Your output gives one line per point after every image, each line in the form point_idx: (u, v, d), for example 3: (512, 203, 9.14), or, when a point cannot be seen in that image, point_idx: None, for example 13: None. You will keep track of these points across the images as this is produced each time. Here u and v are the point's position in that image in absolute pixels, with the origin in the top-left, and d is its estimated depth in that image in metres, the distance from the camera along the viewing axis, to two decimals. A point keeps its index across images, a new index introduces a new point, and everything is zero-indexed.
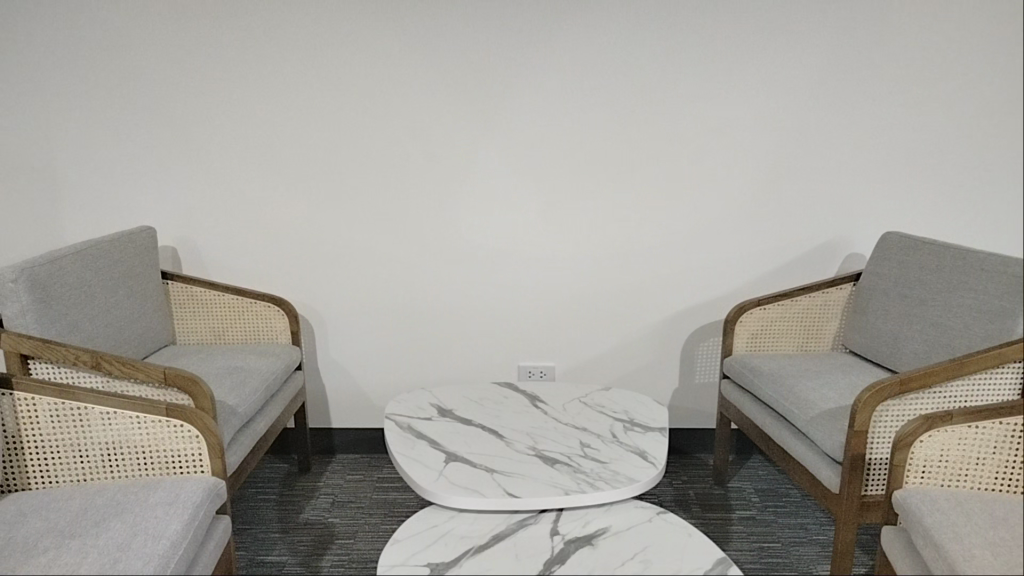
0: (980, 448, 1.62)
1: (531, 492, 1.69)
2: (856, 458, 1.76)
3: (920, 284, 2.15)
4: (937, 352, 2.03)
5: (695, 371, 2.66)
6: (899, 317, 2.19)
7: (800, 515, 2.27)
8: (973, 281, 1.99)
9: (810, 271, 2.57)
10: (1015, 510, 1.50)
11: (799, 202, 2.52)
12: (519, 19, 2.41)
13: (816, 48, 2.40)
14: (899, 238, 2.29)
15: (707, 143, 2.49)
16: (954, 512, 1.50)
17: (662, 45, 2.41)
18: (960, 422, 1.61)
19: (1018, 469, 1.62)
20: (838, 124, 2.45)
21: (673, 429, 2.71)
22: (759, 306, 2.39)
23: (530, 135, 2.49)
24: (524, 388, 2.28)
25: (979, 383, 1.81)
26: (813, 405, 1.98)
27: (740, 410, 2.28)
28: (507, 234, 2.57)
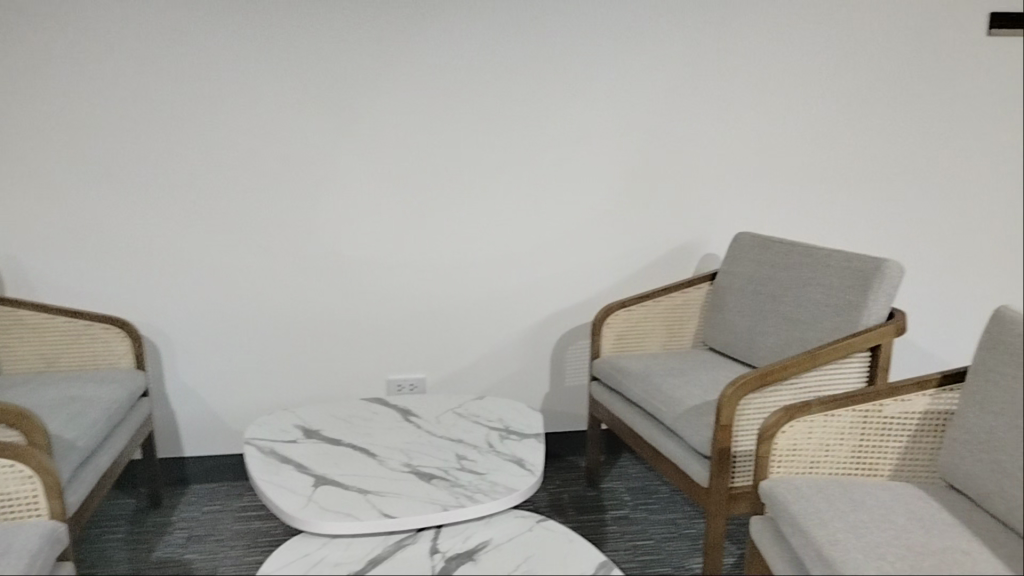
0: (837, 434, 1.70)
1: (408, 510, 1.62)
2: (723, 451, 1.80)
3: (772, 281, 2.25)
4: (789, 345, 2.13)
5: (565, 374, 2.66)
6: (753, 313, 2.27)
7: (670, 510, 2.31)
8: (818, 277, 2.11)
9: (670, 271, 2.65)
10: (869, 492, 1.59)
11: (659, 203, 2.58)
12: (378, 20, 2.33)
13: (670, 53, 2.47)
14: (751, 238, 2.39)
15: (570, 146, 2.50)
16: (818, 498, 1.56)
17: (523, 49, 2.41)
18: (817, 411, 1.68)
19: (872, 452, 1.70)
20: (693, 127, 2.54)
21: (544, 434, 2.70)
22: (624, 308, 2.42)
23: (392, 139, 2.42)
24: (395, 402, 2.20)
25: (830, 372, 1.91)
26: (680, 402, 2.02)
27: (610, 411, 2.29)
28: (371, 241, 2.48)
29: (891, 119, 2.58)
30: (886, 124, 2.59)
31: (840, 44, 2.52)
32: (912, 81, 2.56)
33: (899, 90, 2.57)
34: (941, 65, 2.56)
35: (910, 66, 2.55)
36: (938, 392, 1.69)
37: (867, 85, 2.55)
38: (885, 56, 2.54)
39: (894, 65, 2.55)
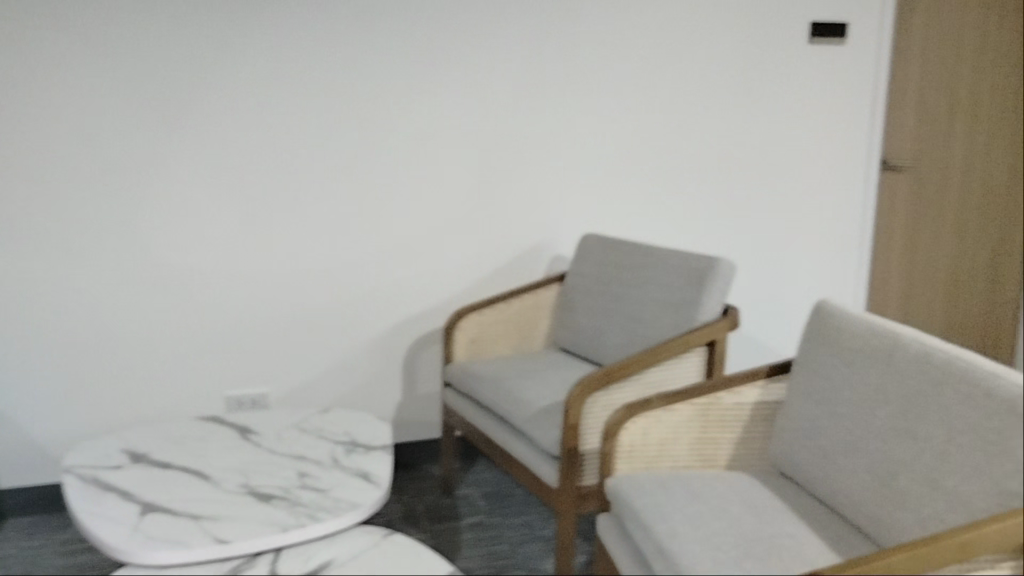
0: (678, 429, 1.72)
1: (244, 534, 1.53)
2: (571, 451, 1.78)
3: (618, 280, 2.25)
4: (635, 344, 2.14)
5: (417, 381, 2.56)
6: (601, 314, 2.25)
7: (525, 512, 2.29)
8: (658, 276, 2.15)
9: (520, 272, 2.57)
10: (708, 485, 1.62)
11: (508, 203, 2.51)
12: (207, 15, 2.20)
13: (514, 52, 2.42)
14: (598, 239, 2.36)
15: (415, 146, 2.41)
16: (660, 493, 1.58)
17: (363, 47, 2.32)
18: (659, 407, 1.70)
19: (711, 445, 1.74)
20: (539, 127, 2.48)
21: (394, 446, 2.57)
22: (476, 311, 2.31)
23: (225, 139, 2.28)
24: (233, 419, 2.09)
25: (671, 368, 1.95)
26: (530, 404, 1.97)
27: (463, 418, 2.20)
28: (204, 248, 2.32)
29: (733, 118, 2.61)
30: (728, 123, 2.61)
31: (682, 45, 2.53)
32: (751, 81, 2.60)
33: (735, 93, 2.59)
34: (778, 66, 2.60)
35: (749, 65, 2.58)
36: (768, 383, 1.75)
37: (710, 84, 2.57)
38: (724, 57, 2.56)
39: (734, 65, 2.57)
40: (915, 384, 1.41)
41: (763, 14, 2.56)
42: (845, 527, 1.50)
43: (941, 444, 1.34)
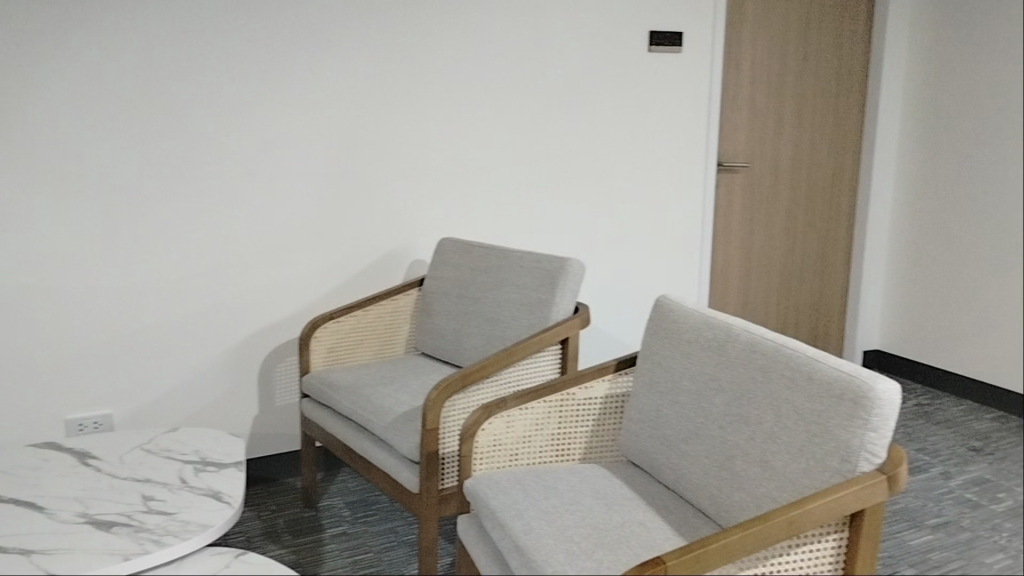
0: (532, 427, 1.76)
1: (80, 566, 1.44)
2: (431, 455, 1.78)
3: (473, 283, 2.24)
4: (493, 344, 2.13)
5: (274, 394, 2.45)
6: (457, 318, 2.23)
7: (390, 518, 2.24)
8: (512, 278, 2.15)
9: (376, 278, 2.52)
10: (563, 478, 1.63)
11: (361, 207, 2.46)
12: (20, 11, 2.03)
13: (360, 54, 2.38)
14: (452, 244, 2.34)
15: (261, 150, 2.31)
16: (515, 490, 1.58)
17: (200, 46, 2.21)
18: (512, 406, 1.73)
19: (565, 440, 1.79)
20: (390, 129, 2.45)
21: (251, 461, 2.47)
22: (332, 319, 2.26)
23: (48, 144, 2.10)
24: (70, 445, 1.95)
25: (527, 367, 1.97)
26: (389, 410, 1.94)
27: (322, 428, 2.15)
28: (30, 262, 2.14)
29: (579, 121, 2.70)
30: (575, 127, 2.70)
31: (527, 49, 2.58)
32: (595, 85, 2.69)
33: (579, 97, 2.68)
34: (619, 70, 2.72)
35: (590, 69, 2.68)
36: (616, 376, 1.79)
37: (558, 88, 2.65)
38: (568, 62, 2.64)
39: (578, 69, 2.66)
40: (744, 372, 1.48)
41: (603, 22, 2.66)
42: (687, 508, 1.53)
43: (769, 426, 1.39)
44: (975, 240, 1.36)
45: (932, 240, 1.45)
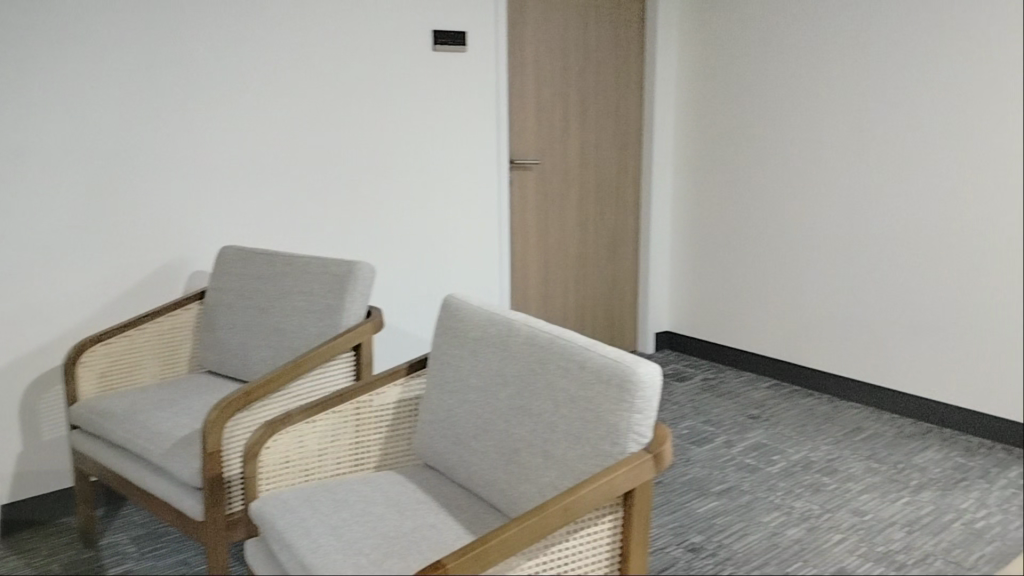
0: (323, 439, 1.70)
1: None
2: (213, 479, 1.68)
3: (259, 292, 2.13)
4: (282, 356, 2.03)
5: (41, 427, 2.22)
6: (244, 331, 2.12)
7: (182, 549, 2.09)
8: (299, 284, 2.06)
9: (155, 294, 2.34)
10: (353, 488, 1.58)
11: (135, 219, 2.28)
12: None
13: (125, 56, 2.20)
14: (233, 251, 2.23)
15: (12, 161, 2.08)
16: (302, 508, 1.50)
17: None
18: (299, 420, 1.66)
19: (359, 449, 1.74)
20: (164, 135, 2.29)
21: (14, 504, 2.21)
22: (101, 341, 2.08)
23: None
24: None
25: (319, 376, 1.90)
26: (167, 436, 1.81)
27: (96, 460, 1.97)
28: None
29: (372, 121, 2.61)
30: (369, 128, 2.61)
31: (314, 49, 2.48)
32: (388, 85, 2.62)
33: (371, 95, 2.59)
34: (413, 69, 2.66)
35: (381, 67, 2.60)
36: (408, 379, 1.76)
37: (348, 87, 2.55)
38: (360, 62, 2.56)
39: (370, 68, 2.58)
40: (525, 368, 1.48)
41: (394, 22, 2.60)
42: (479, 504, 1.53)
43: (548, 417, 1.41)
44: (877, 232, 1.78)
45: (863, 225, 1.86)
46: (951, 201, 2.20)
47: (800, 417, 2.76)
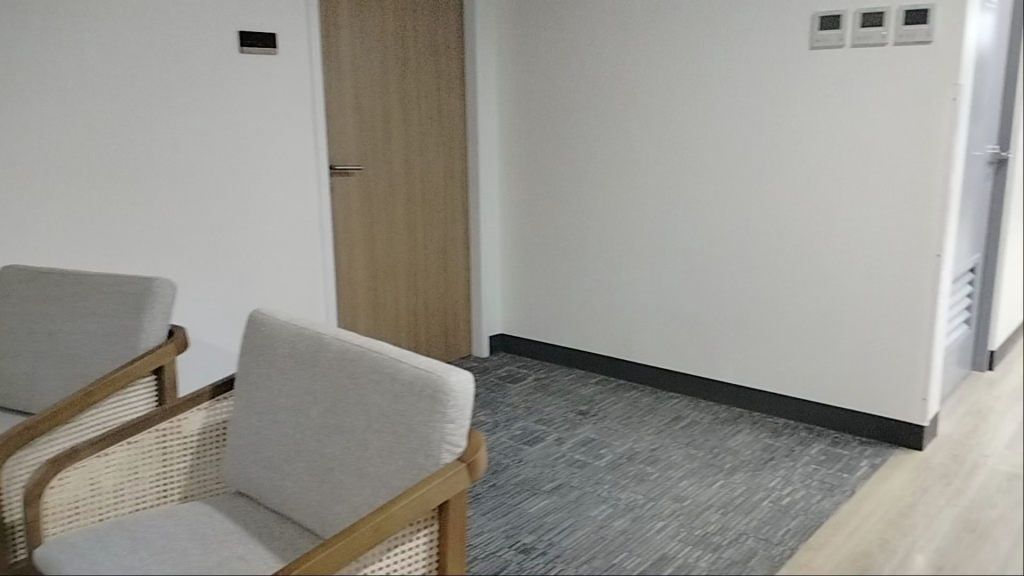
0: (121, 472, 1.58)
1: None
2: None
3: (47, 315, 1.94)
4: (74, 383, 1.86)
5: None
6: (30, 357, 1.92)
7: None
8: (92, 305, 1.90)
9: None
10: (154, 524, 1.46)
11: None
12: None
13: None
14: (16, 270, 2.02)
15: None
16: (94, 550, 1.37)
17: None
18: (88, 455, 1.53)
19: (165, 478, 1.62)
20: None
21: None
22: None
23: None
24: None
25: (117, 404, 1.77)
26: None
27: None
28: None
29: (189, 124, 2.41)
30: (184, 131, 2.41)
31: (117, 44, 2.25)
32: (202, 84, 2.43)
33: (184, 94, 2.39)
34: (230, 68, 2.48)
35: (196, 65, 2.41)
36: (213, 403, 1.65)
37: (158, 85, 2.34)
38: (172, 59, 2.36)
39: (184, 66, 2.38)
40: (332, 381, 1.44)
41: (208, 17, 2.42)
42: (293, 529, 1.46)
43: (360, 433, 1.37)
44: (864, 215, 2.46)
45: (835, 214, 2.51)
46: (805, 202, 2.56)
47: (625, 410, 2.87)
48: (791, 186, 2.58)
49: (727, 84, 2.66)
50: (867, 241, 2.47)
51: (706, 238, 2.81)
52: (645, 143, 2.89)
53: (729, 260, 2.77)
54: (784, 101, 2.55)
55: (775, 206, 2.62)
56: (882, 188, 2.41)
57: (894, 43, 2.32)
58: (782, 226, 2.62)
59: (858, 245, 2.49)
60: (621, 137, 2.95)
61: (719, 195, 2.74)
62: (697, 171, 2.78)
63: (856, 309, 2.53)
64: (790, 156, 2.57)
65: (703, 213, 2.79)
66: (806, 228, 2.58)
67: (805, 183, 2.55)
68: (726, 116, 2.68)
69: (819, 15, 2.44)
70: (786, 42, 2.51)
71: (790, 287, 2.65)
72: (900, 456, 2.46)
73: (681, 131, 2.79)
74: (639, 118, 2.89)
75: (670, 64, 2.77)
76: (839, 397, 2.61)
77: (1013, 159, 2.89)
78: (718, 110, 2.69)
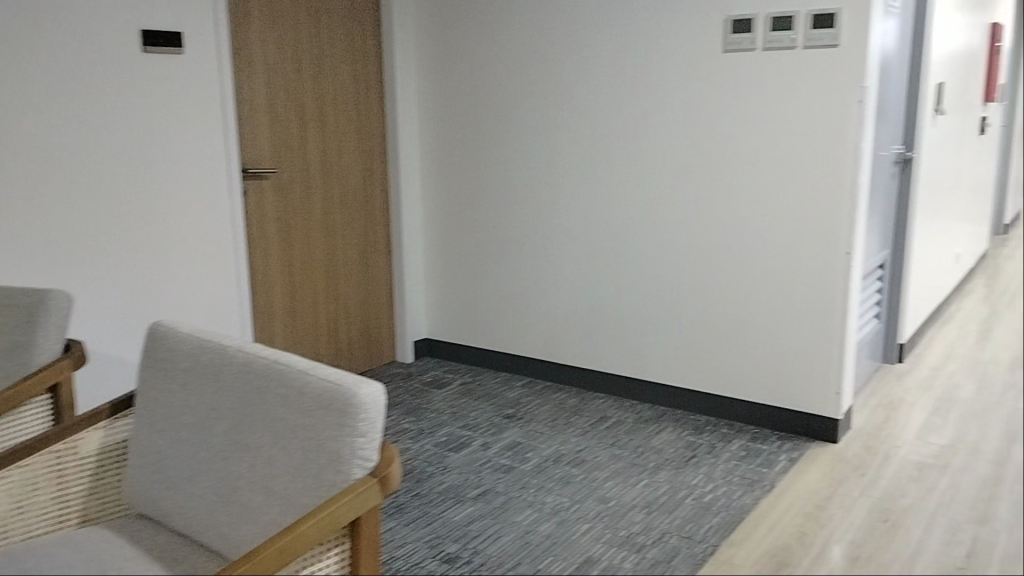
0: (12, 497, 1.49)
1: None
2: None
3: None
4: None
5: None
6: None
7: None
8: None
9: None
10: (47, 553, 1.37)
11: None
12: None
13: None
14: None
15: None
16: None
17: None
18: None
19: (63, 503, 1.53)
20: None
21: None
22: None
23: None
24: None
25: (8, 424, 1.71)
26: None
27: None
28: None
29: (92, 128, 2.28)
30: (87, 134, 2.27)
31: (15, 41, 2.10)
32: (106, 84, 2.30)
33: (87, 97, 2.26)
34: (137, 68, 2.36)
35: (99, 65, 2.28)
36: (110, 423, 1.58)
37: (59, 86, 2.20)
38: (74, 58, 2.22)
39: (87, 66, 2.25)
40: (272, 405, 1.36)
41: (113, 15, 2.29)
42: (199, 551, 1.39)
43: (267, 450, 1.31)
44: (778, 215, 2.51)
45: (749, 215, 2.56)
46: (722, 202, 2.60)
47: (550, 412, 2.86)
48: (708, 187, 2.62)
49: (644, 85, 2.67)
50: (782, 240, 2.52)
51: (627, 239, 2.82)
52: (565, 144, 2.89)
53: (649, 260, 2.79)
54: (700, 103, 2.58)
55: (694, 206, 2.65)
56: (795, 188, 2.46)
57: (803, 46, 2.37)
58: (701, 226, 2.66)
59: (773, 244, 2.54)
60: (542, 139, 2.94)
61: (639, 196, 2.76)
62: (617, 172, 2.79)
63: (772, 306, 2.58)
64: (707, 157, 2.60)
65: (624, 214, 2.81)
66: (723, 227, 2.62)
67: (721, 184, 2.59)
68: (645, 117, 2.70)
69: (732, 18, 2.48)
70: (701, 44, 2.55)
71: (709, 285, 2.68)
72: (816, 449, 2.52)
73: (600, 132, 2.80)
74: (559, 119, 2.88)
75: (589, 66, 2.78)
76: (758, 393, 2.66)
77: (917, 158, 3.00)
78: (636, 111, 2.71)
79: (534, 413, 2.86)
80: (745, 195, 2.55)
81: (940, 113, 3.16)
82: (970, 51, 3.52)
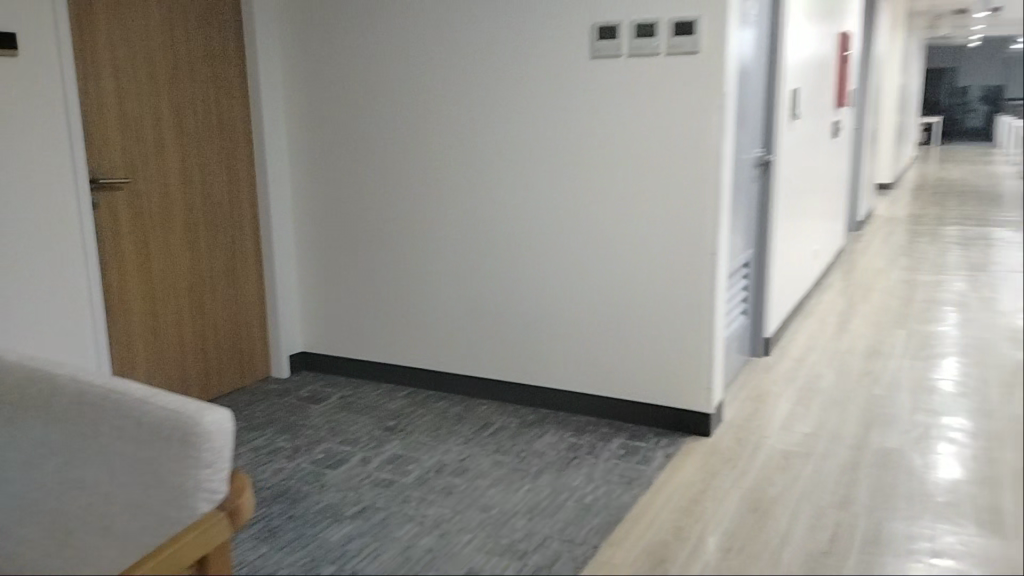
0: None
1: None
2: None
3: None
4: None
5: None
6: None
7: None
8: None
9: None
10: None
11: None
12: None
13: None
14: None
15: None
16: None
17: None
18: None
19: None
20: None
21: None
22: None
23: None
24: None
25: None
26: None
27: None
28: None
29: None
30: None
31: None
32: None
33: None
34: None
35: None
36: None
37: None
38: None
39: None
40: (117, 422, 1.41)
41: None
42: None
43: None
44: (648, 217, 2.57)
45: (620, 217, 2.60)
46: (594, 205, 2.63)
47: (433, 422, 2.83)
48: (580, 190, 2.65)
49: (515, 90, 2.68)
50: (652, 241, 2.58)
51: (503, 243, 2.82)
52: (439, 149, 2.86)
53: (526, 264, 2.80)
54: (569, 107, 2.61)
55: (567, 209, 2.68)
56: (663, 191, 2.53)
57: (666, 53, 2.44)
58: (574, 230, 2.69)
59: (644, 245, 2.59)
60: (414, 143, 2.90)
61: (514, 202, 2.77)
62: (491, 176, 2.79)
63: (645, 306, 2.64)
64: (578, 160, 2.63)
65: (499, 218, 2.81)
66: (596, 231, 2.65)
67: (593, 187, 2.63)
68: (516, 122, 2.70)
69: (597, 25, 2.51)
70: (567, 51, 2.58)
71: (585, 288, 2.72)
72: (690, 444, 2.59)
73: (473, 137, 2.79)
74: (431, 124, 2.85)
75: (459, 71, 2.77)
76: (634, 392, 2.71)
77: (776, 159, 3.14)
78: (507, 116, 2.71)
79: (416, 422, 2.82)
80: (616, 197, 2.59)
81: (795, 117, 3.32)
82: (821, 57, 3.73)
